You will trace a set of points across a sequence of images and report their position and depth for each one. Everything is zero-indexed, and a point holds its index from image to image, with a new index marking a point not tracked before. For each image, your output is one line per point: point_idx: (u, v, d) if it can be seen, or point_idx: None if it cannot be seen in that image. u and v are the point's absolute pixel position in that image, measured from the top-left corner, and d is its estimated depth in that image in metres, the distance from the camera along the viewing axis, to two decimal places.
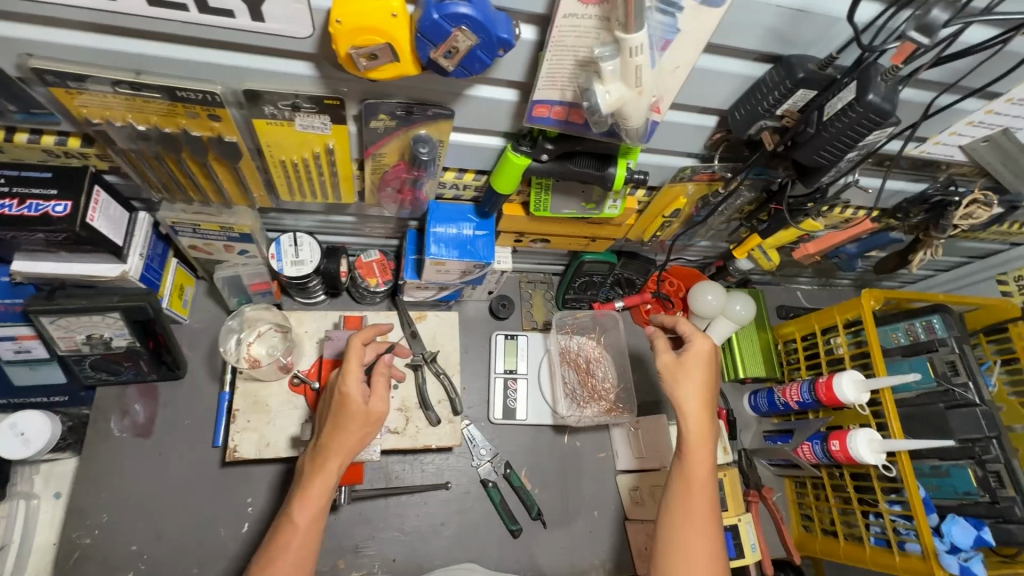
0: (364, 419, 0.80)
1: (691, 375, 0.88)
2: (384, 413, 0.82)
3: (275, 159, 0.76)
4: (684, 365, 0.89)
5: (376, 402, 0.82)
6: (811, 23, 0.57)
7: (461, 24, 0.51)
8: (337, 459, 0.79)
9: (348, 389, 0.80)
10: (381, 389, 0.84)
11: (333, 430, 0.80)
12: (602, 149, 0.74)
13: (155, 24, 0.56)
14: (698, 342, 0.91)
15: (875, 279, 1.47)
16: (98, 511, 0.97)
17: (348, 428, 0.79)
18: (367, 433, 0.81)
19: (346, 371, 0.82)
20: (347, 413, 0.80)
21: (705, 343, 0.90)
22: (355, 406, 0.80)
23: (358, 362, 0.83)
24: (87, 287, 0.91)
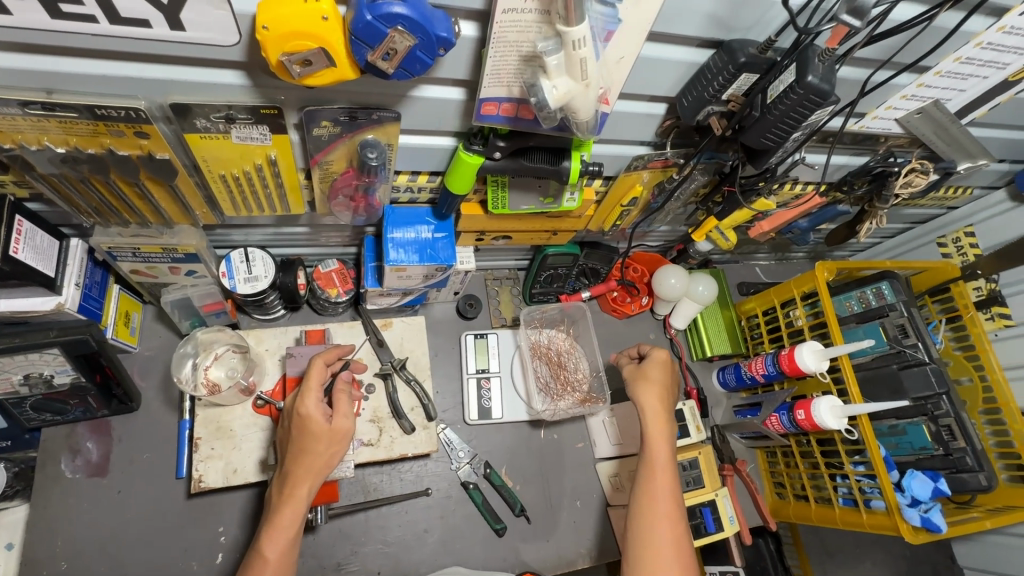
0: (329, 437, 0.79)
1: (650, 381, 0.97)
2: (350, 430, 0.81)
3: (215, 174, 0.72)
4: (644, 374, 0.98)
5: (340, 420, 0.81)
6: (749, 8, 0.57)
7: (396, 24, 0.49)
8: (305, 482, 0.78)
9: (308, 409, 0.79)
10: (344, 406, 0.83)
11: (297, 452, 0.78)
12: (555, 143, 0.73)
13: (63, 39, 0.52)
14: (658, 351, 1.00)
15: (827, 250, 1.53)
16: (55, 559, 0.91)
17: (313, 449, 0.78)
18: (334, 451, 0.80)
19: (306, 392, 0.81)
20: (311, 434, 0.79)
21: (663, 352, 0.99)
22: (318, 425, 0.79)
23: (318, 382, 0.82)
24: (20, 324, 0.84)
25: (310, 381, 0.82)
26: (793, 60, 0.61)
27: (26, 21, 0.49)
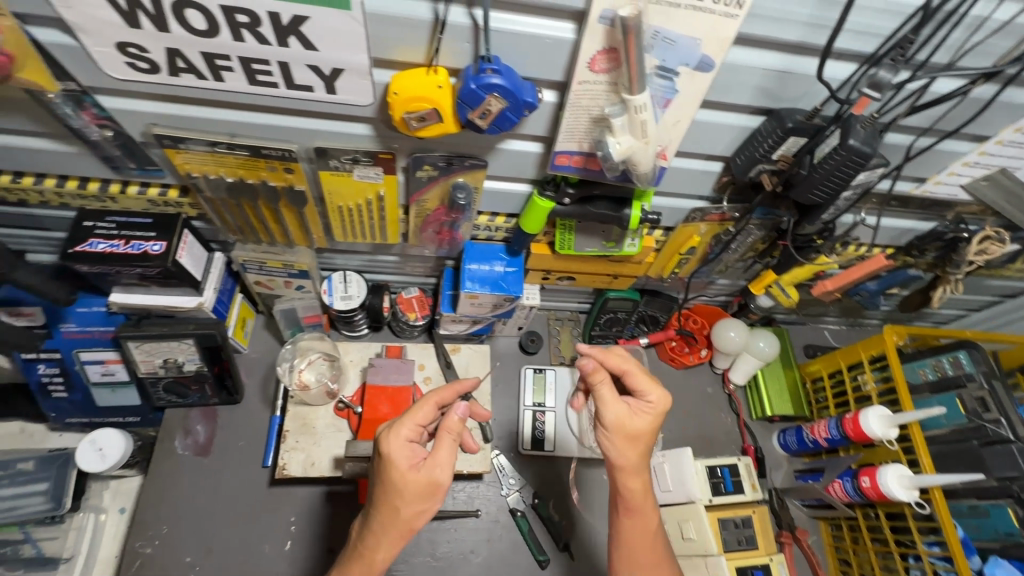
0: (420, 495, 0.74)
1: (645, 439, 0.84)
2: (445, 484, 0.75)
3: (335, 205, 0.89)
4: (632, 429, 0.84)
5: (434, 472, 0.75)
6: (794, 82, 0.66)
7: (493, 91, 0.62)
8: (394, 533, 0.76)
9: (397, 461, 0.74)
10: (442, 454, 0.76)
11: (385, 503, 0.75)
12: (618, 193, 0.83)
13: (251, 98, 0.70)
14: (652, 398, 0.85)
15: (905, 318, 1.47)
16: (158, 523, 1.05)
17: (402, 506, 0.74)
18: (426, 506, 0.76)
19: (397, 432, 0.75)
20: (399, 491, 0.74)
21: (659, 399, 0.85)
22: (408, 483, 0.74)
23: (416, 421, 0.76)
24: (168, 317, 1.04)
25: (404, 425, 0.76)
26: (837, 126, 0.68)
27: (233, 86, 0.67)
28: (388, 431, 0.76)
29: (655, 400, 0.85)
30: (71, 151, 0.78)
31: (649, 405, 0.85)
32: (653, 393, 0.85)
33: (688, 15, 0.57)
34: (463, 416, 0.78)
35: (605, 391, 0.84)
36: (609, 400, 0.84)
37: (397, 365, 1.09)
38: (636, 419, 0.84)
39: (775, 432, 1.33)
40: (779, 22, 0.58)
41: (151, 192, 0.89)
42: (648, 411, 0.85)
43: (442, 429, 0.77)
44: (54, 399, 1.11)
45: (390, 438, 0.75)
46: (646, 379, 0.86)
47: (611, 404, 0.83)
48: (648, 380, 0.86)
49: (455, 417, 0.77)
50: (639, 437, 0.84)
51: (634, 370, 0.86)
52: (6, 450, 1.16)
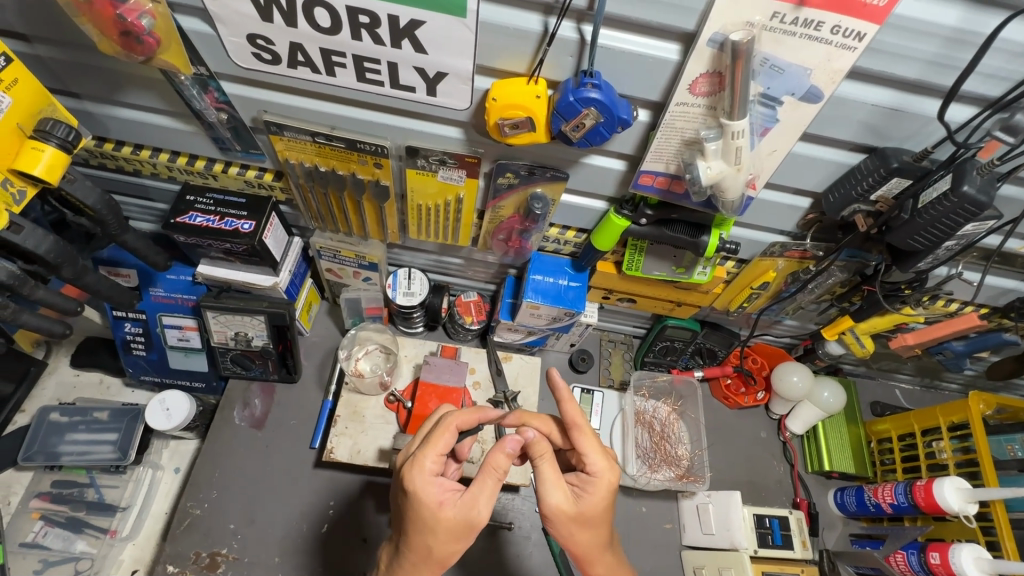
0: (455, 533, 0.72)
1: (600, 521, 0.77)
2: (485, 520, 0.73)
3: (415, 203, 0.92)
4: (582, 513, 0.75)
5: (470, 510, 0.72)
6: (905, 121, 0.63)
7: (590, 105, 0.62)
8: (427, 567, 0.74)
9: (427, 499, 0.71)
10: (480, 490, 0.73)
11: (416, 541, 0.73)
12: (697, 218, 0.82)
13: (357, 94, 0.74)
14: (598, 473, 0.77)
15: (989, 387, 1.36)
16: (210, 487, 1.09)
17: (435, 544, 0.72)
18: (462, 543, 0.73)
19: (422, 465, 0.72)
20: (430, 529, 0.72)
21: (611, 477, 0.77)
22: (440, 522, 0.71)
23: (439, 452, 0.73)
24: (245, 293, 1.09)
25: (427, 458, 0.73)
26: (949, 171, 0.65)
27: (342, 81, 0.71)
28: (411, 464, 0.73)
29: (597, 474, 0.77)
30: (188, 130, 0.85)
31: (603, 483, 0.77)
32: (599, 467, 0.77)
33: (803, 44, 0.56)
34: (511, 450, 0.72)
35: (547, 470, 0.75)
36: (549, 483, 0.75)
37: (450, 365, 1.10)
38: (587, 499, 0.76)
39: (832, 489, 1.25)
40: (900, 58, 0.56)
41: (249, 174, 0.96)
42: (597, 489, 0.77)
43: (479, 465, 0.73)
44: (133, 355, 1.19)
45: (415, 472, 0.72)
46: (591, 447, 0.77)
47: (553, 485, 0.75)
48: (595, 448, 0.78)
49: (497, 451, 0.72)
50: (587, 523, 0.76)
51: (579, 433, 0.78)
52: (85, 398, 1.25)
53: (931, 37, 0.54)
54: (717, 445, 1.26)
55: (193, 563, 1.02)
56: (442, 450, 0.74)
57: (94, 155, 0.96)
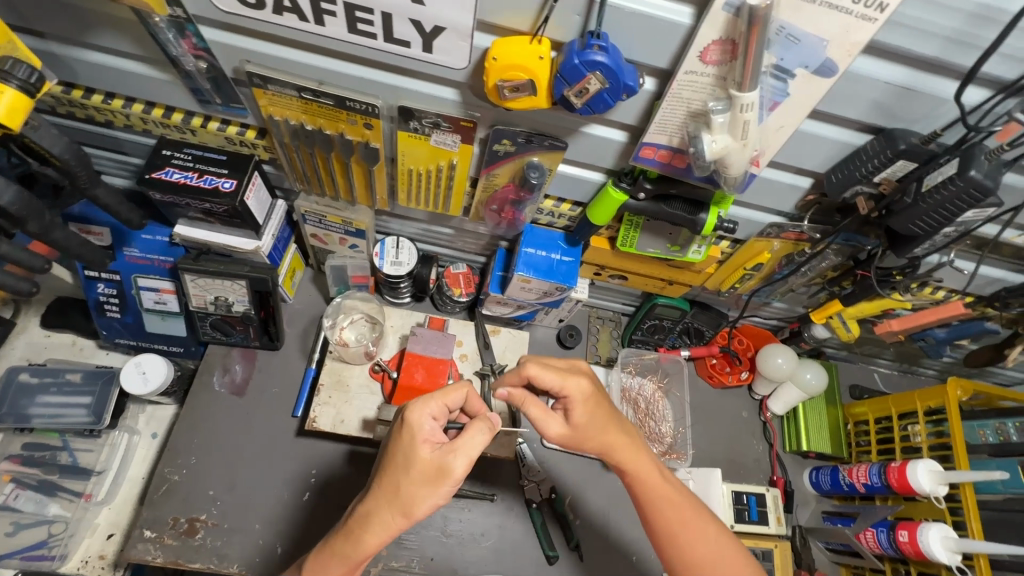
0: (428, 477, 0.68)
1: (600, 419, 0.82)
2: (458, 474, 0.68)
3: (406, 167, 0.88)
4: (579, 425, 0.81)
5: (447, 456, 0.68)
6: (917, 101, 0.61)
7: (596, 70, 0.59)
8: (390, 512, 0.68)
9: (415, 433, 0.69)
10: (461, 441, 0.69)
11: (389, 475, 0.69)
12: (696, 195, 0.80)
13: (346, 47, 0.69)
14: (571, 391, 0.82)
15: (964, 373, 1.39)
16: (188, 453, 1.07)
17: (406, 480, 0.68)
18: (431, 492, 0.68)
19: (424, 400, 0.72)
20: (408, 463, 0.69)
21: (587, 382, 0.82)
22: (419, 456, 0.68)
23: (445, 399, 0.73)
24: (225, 256, 1.05)
25: (432, 399, 0.73)
26: (956, 155, 0.64)
27: (332, 32, 0.67)
28: (415, 400, 0.73)
29: (572, 395, 0.82)
30: (163, 79, 0.80)
31: (582, 399, 0.82)
32: (569, 385, 0.82)
33: (822, 13, 0.53)
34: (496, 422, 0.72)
35: (535, 412, 0.82)
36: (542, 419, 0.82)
37: (438, 336, 1.08)
38: (575, 410, 0.82)
39: (807, 468, 1.28)
40: (921, 33, 0.54)
41: (230, 130, 0.90)
42: (576, 404, 0.82)
43: (472, 419, 0.71)
44: (107, 318, 1.14)
45: (415, 407, 0.71)
46: (556, 377, 0.82)
47: (548, 420, 0.82)
48: (557, 377, 0.82)
49: (490, 418, 0.72)
50: (592, 420, 0.81)
51: (537, 372, 0.82)
52: (57, 359, 1.21)
53: (954, 12, 0.52)
54: (700, 424, 1.28)
55: (171, 528, 1.01)
56: (448, 403, 0.74)
57: (61, 103, 0.89)
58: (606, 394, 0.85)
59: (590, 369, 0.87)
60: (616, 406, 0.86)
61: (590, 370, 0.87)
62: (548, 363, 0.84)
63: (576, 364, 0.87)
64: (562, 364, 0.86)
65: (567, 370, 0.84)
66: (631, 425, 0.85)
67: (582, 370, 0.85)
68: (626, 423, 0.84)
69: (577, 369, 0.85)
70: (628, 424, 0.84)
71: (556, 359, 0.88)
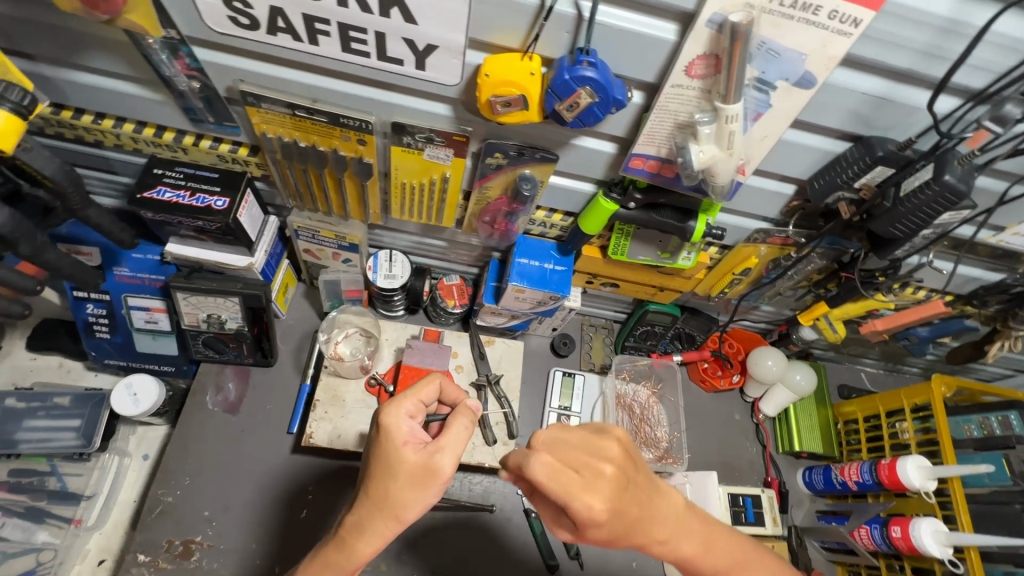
0: (415, 480, 0.67)
1: (627, 514, 0.61)
2: (446, 471, 0.68)
3: (399, 182, 0.89)
4: (599, 540, 0.65)
5: (433, 454, 0.68)
6: (892, 110, 0.64)
7: (586, 84, 0.61)
8: (382, 520, 0.68)
9: (393, 435, 0.68)
10: (446, 437, 0.69)
11: (373, 483, 0.68)
12: (684, 203, 0.82)
13: (340, 65, 0.70)
14: (580, 510, 0.59)
15: (947, 369, 1.43)
16: (182, 474, 1.06)
17: (392, 486, 0.67)
18: (421, 495, 0.67)
19: (398, 400, 0.72)
20: (391, 468, 0.68)
21: (601, 502, 0.59)
22: (403, 460, 0.67)
23: (418, 396, 0.73)
24: (218, 273, 1.05)
25: (405, 399, 0.72)
26: (931, 161, 0.67)
27: (326, 51, 0.68)
28: (388, 403, 0.72)
29: (588, 511, 0.59)
30: (155, 99, 0.80)
31: (596, 520, 0.59)
32: (575, 506, 0.58)
33: (800, 28, 0.56)
34: (475, 408, 0.73)
35: (541, 507, 0.71)
36: (550, 519, 0.70)
37: (434, 348, 1.09)
38: (592, 531, 0.62)
39: (801, 468, 1.30)
40: (892, 47, 0.57)
41: (222, 148, 0.91)
42: (595, 527, 0.61)
43: (455, 412, 0.72)
44: (96, 338, 1.13)
45: (390, 408, 0.71)
46: (559, 490, 0.59)
47: (557, 524, 0.69)
48: (564, 489, 0.59)
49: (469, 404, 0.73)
50: (614, 539, 0.63)
51: (541, 480, 0.59)
52: (44, 382, 1.19)
53: (923, 27, 0.55)
54: (694, 427, 1.29)
55: (165, 551, 0.99)
56: (422, 400, 0.74)
57: (50, 123, 0.89)
58: (639, 477, 0.64)
59: (619, 448, 0.63)
60: (652, 479, 0.67)
61: (619, 450, 0.63)
62: (552, 457, 0.60)
63: (600, 441, 0.63)
64: (573, 463, 0.61)
65: (582, 479, 0.59)
66: (671, 507, 0.69)
67: (604, 468, 0.60)
68: (666, 510, 0.68)
69: (602, 456, 0.61)
70: (670, 503, 0.69)
71: (567, 443, 0.62)
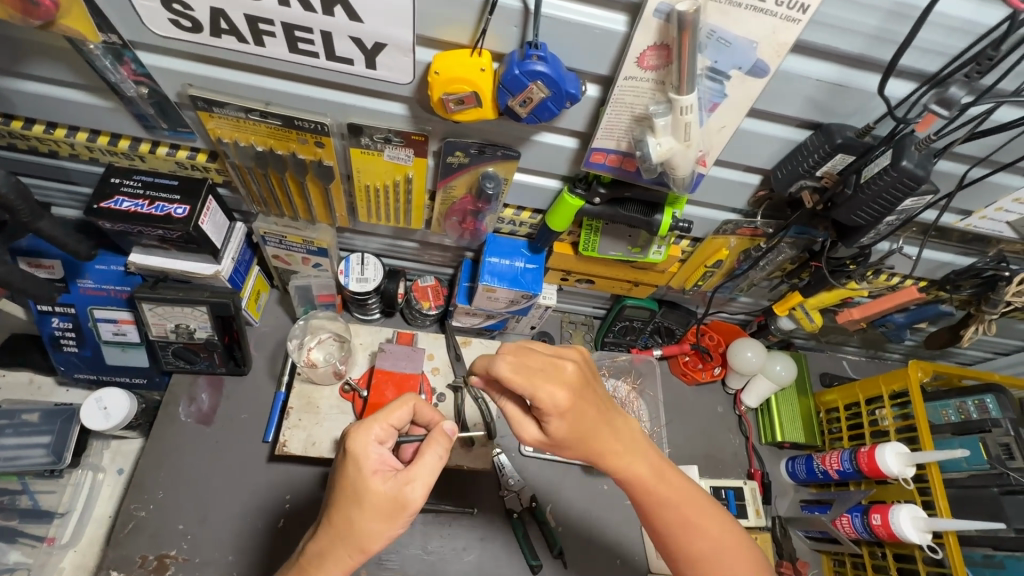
0: (382, 511, 0.67)
1: (582, 404, 0.71)
2: (416, 504, 0.68)
3: (362, 184, 0.88)
4: (557, 441, 0.73)
5: (405, 486, 0.68)
6: (848, 97, 0.63)
7: (537, 79, 0.60)
8: (344, 552, 0.67)
9: (361, 461, 0.68)
10: (419, 466, 0.69)
11: (339, 512, 0.68)
12: (650, 197, 0.81)
13: (290, 67, 0.69)
14: (543, 400, 0.69)
15: (928, 355, 1.43)
16: (155, 487, 1.04)
17: (358, 515, 0.67)
18: (387, 527, 0.67)
19: (369, 422, 0.71)
20: (359, 497, 0.67)
21: (564, 394, 0.69)
22: (371, 489, 0.67)
23: (388, 419, 0.73)
24: (184, 283, 1.03)
25: (375, 424, 0.72)
26: (890, 147, 0.66)
27: (273, 52, 0.66)
28: (356, 427, 0.71)
29: (554, 403, 0.69)
30: (106, 106, 0.78)
31: (558, 409, 0.69)
32: (540, 396, 0.68)
33: (749, 16, 0.55)
34: (452, 432, 0.73)
35: (513, 408, 0.77)
36: (518, 420, 0.76)
37: (407, 351, 1.07)
38: (552, 425, 0.71)
39: (784, 459, 1.29)
40: (844, 32, 0.56)
41: (180, 155, 0.89)
42: (557, 420, 0.70)
43: (431, 438, 0.72)
44: (64, 353, 1.11)
45: (358, 431, 0.70)
46: (524, 381, 0.68)
47: (525, 422, 0.76)
48: (535, 372, 0.69)
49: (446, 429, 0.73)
50: (572, 438, 0.72)
51: (509, 377, 0.68)
52: (13, 399, 1.16)
53: (873, 11, 0.54)
54: (676, 421, 1.29)
55: (140, 567, 0.98)
56: (393, 423, 0.73)
57: (1, 134, 0.86)
58: (596, 388, 0.74)
59: (579, 354, 0.76)
60: (610, 400, 0.76)
61: (577, 371, 0.71)
62: (520, 360, 0.70)
63: (563, 351, 0.75)
64: (539, 361, 0.71)
65: (552, 359, 0.71)
66: (625, 426, 0.77)
67: (567, 366, 0.71)
68: (619, 425, 0.76)
69: (564, 356, 0.73)
70: (625, 425, 0.77)
71: (537, 349, 0.73)
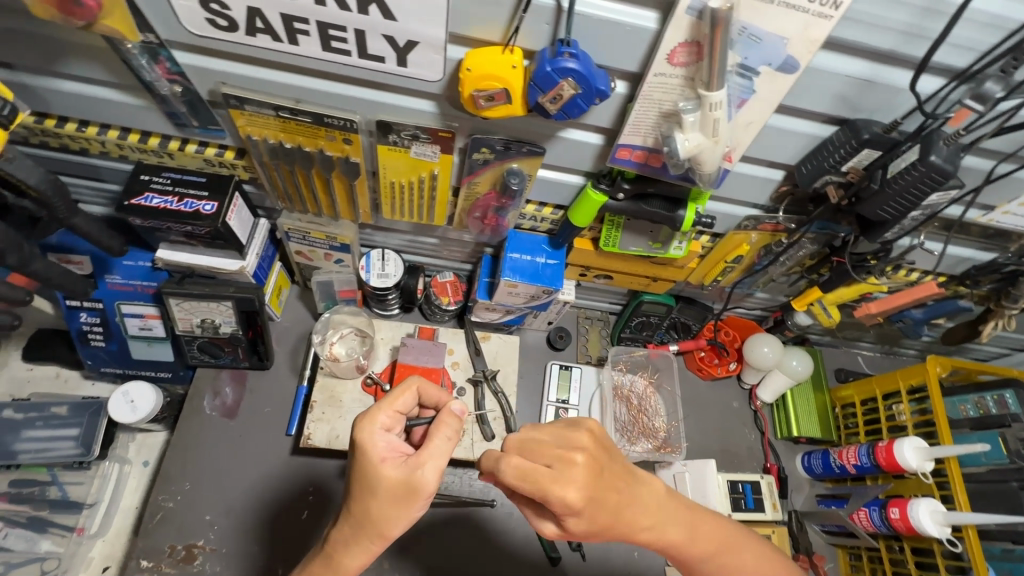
0: (396, 497, 0.67)
1: (602, 488, 0.67)
2: (431, 486, 0.68)
3: (387, 181, 0.89)
4: (581, 533, 0.69)
5: (416, 471, 0.67)
6: (877, 92, 0.64)
7: (568, 76, 0.61)
8: (367, 540, 0.69)
9: (369, 451, 0.68)
10: (429, 452, 0.69)
11: (356, 502, 0.69)
12: (673, 192, 0.82)
13: (321, 64, 0.70)
14: (556, 498, 0.64)
15: (944, 350, 1.43)
16: (182, 479, 1.06)
17: (374, 503, 0.67)
18: (404, 511, 0.68)
19: (376, 411, 0.72)
20: (372, 486, 0.68)
21: (574, 491, 0.64)
22: (382, 476, 0.67)
23: (393, 407, 0.73)
24: (209, 278, 1.04)
25: (381, 412, 0.72)
26: (917, 142, 0.67)
27: (307, 51, 0.68)
28: (363, 417, 0.71)
29: (567, 503, 0.64)
30: (138, 104, 0.80)
31: (570, 506, 0.64)
32: (551, 497, 0.64)
33: (780, 13, 0.55)
34: (458, 415, 0.72)
35: (528, 509, 0.74)
36: (535, 516, 0.73)
37: (429, 346, 1.08)
38: (571, 524, 0.67)
39: (800, 453, 1.30)
40: (875, 28, 0.57)
41: (208, 152, 0.90)
42: (577, 519, 0.67)
43: (438, 422, 0.71)
44: (91, 347, 1.13)
45: (365, 423, 0.70)
46: (531, 487, 0.65)
47: (541, 516, 0.73)
48: (541, 478, 0.64)
49: (451, 412, 0.73)
50: (596, 529, 0.68)
51: (511, 480, 0.65)
52: (41, 393, 1.19)
53: (904, 7, 0.54)
54: (692, 416, 1.30)
55: (168, 556, 1.00)
56: (398, 410, 0.73)
57: (34, 132, 0.88)
58: (612, 466, 0.69)
59: (590, 438, 0.68)
60: (628, 470, 0.71)
61: (590, 440, 0.68)
62: (520, 460, 0.66)
63: (572, 434, 0.68)
64: (547, 458, 0.66)
65: (559, 456, 0.66)
66: (654, 498, 0.73)
67: (576, 457, 0.65)
68: (643, 494, 0.72)
69: (573, 444, 0.67)
70: (651, 489, 0.73)
71: (543, 438, 0.68)
